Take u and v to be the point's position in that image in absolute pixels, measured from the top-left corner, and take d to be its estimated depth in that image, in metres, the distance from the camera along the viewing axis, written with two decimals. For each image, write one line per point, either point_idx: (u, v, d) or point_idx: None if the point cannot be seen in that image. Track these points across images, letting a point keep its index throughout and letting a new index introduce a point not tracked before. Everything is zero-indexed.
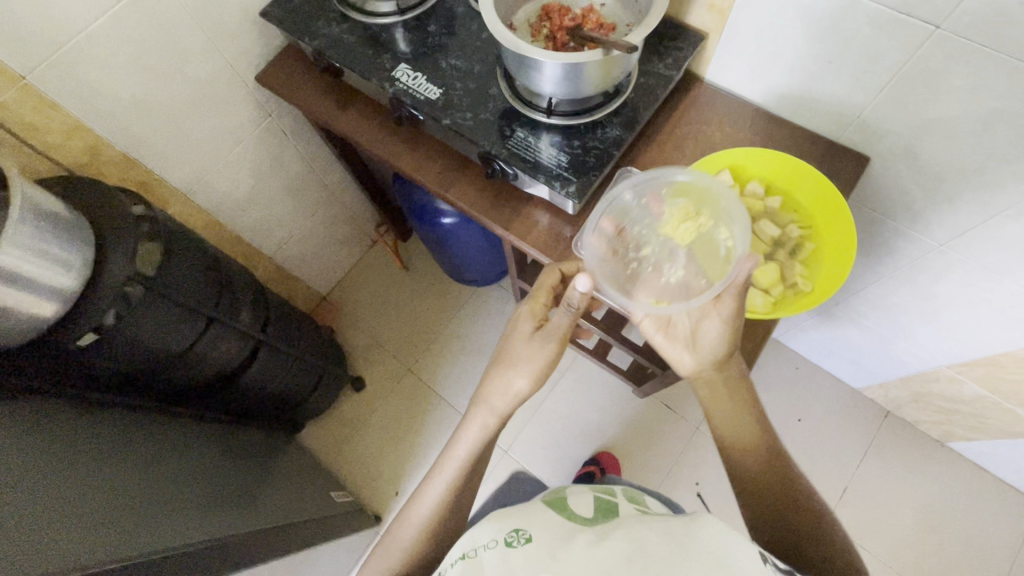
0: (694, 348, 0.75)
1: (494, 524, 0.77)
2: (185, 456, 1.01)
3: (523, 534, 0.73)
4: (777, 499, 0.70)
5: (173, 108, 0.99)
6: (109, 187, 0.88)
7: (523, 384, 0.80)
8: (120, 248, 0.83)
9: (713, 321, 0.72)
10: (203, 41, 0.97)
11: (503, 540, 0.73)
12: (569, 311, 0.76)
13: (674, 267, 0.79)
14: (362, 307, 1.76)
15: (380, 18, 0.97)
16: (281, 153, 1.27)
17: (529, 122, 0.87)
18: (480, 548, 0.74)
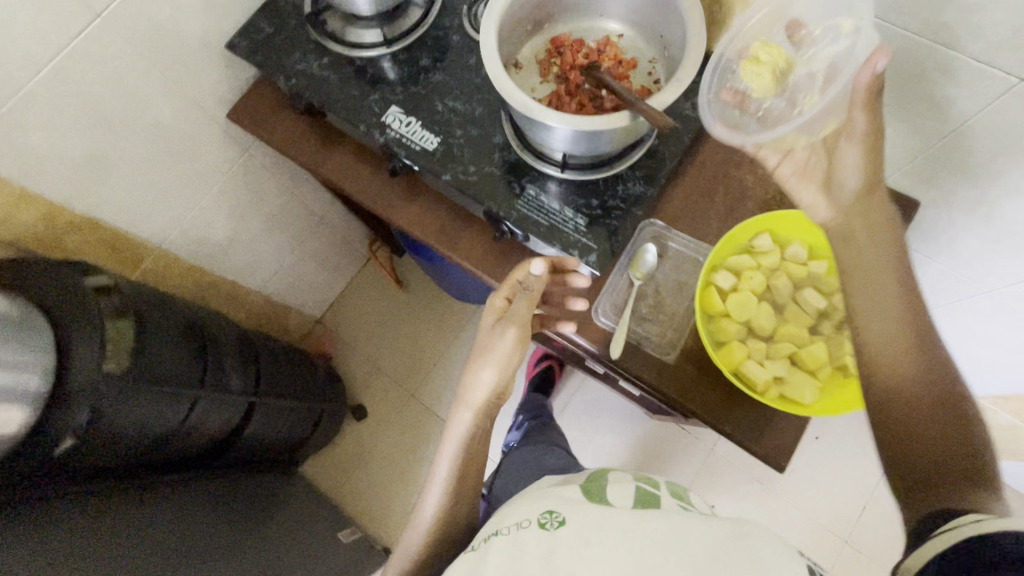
0: (832, 188, 0.62)
1: (529, 506, 0.71)
2: (189, 501, 0.96)
3: (559, 515, 0.66)
4: (922, 410, 0.54)
5: (134, 157, 0.88)
6: (60, 265, 0.78)
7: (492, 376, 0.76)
8: (86, 336, 0.74)
9: (850, 152, 0.60)
10: (161, 83, 0.85)
11: (537, 520, 0.66)
12: (526, 298, 0.73)
13: (813, 91, 0.64)
14: (359, 331, 1.68)
15: (365, 49, 0.85)
16: (261, 186, 1.16)
17: (540, 177, 0.77)
18: (511, 527, 0.67)
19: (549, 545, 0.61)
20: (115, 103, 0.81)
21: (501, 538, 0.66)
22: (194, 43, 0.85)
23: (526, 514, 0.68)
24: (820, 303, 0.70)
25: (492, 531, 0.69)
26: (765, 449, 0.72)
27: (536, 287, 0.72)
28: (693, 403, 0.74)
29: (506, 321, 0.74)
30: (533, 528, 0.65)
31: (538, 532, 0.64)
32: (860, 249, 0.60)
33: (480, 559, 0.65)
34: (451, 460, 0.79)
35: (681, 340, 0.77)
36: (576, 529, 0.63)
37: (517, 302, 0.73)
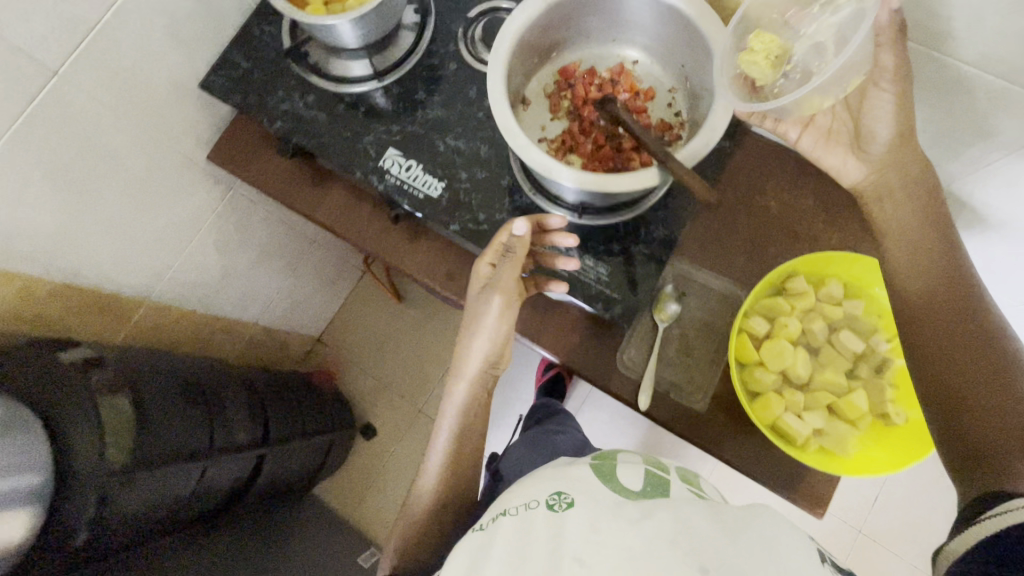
0: (860, 150, 0.60)
1: (535, 481, 0.60)
2: (214, 556, 0.92)
3: (569, 496, 0.55)
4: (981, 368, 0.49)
5: (113, 212, 0.81)
6: (39, 348, 0.72)
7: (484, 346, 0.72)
8: (82, 423, 0.69)
9: (885, 113, 0.56)
10: (133, 133, 0.77)
11: (544, 502, 0.55)
12: (509, 264, 0.67)
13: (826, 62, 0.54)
14: (362, 349, 1.64)
15: (353, 84, 0.77)
16: (251, 219, 1.09)
17: (556, 224, 0.72)
18: (516, 508, 0.57)
19: (558, 531, 0.51)
20: (84, 163, 0.73)
21: (505, 521, 0.56)
22: (164, 86, 0.77)
23: (532, 493, 0.58)
24: (859, 346, 0.67)
25: (498, 510, 0.59)
26: (806, 495, 0.70)
27: (520, 250, 0.66)
28: (728, 452, 0.71)
29: (490, 288, 0.69)
30: (540, 511, 0.54)
31: (546, 515, 0.53)
32: (892, 207, 0.59)
33: (482, 543, 0.55)
34: (448, 441, 0.76)
35: (712, 386, 0.73)
36: (592, 511, 0.52)
37: (500, 270, 0.67)
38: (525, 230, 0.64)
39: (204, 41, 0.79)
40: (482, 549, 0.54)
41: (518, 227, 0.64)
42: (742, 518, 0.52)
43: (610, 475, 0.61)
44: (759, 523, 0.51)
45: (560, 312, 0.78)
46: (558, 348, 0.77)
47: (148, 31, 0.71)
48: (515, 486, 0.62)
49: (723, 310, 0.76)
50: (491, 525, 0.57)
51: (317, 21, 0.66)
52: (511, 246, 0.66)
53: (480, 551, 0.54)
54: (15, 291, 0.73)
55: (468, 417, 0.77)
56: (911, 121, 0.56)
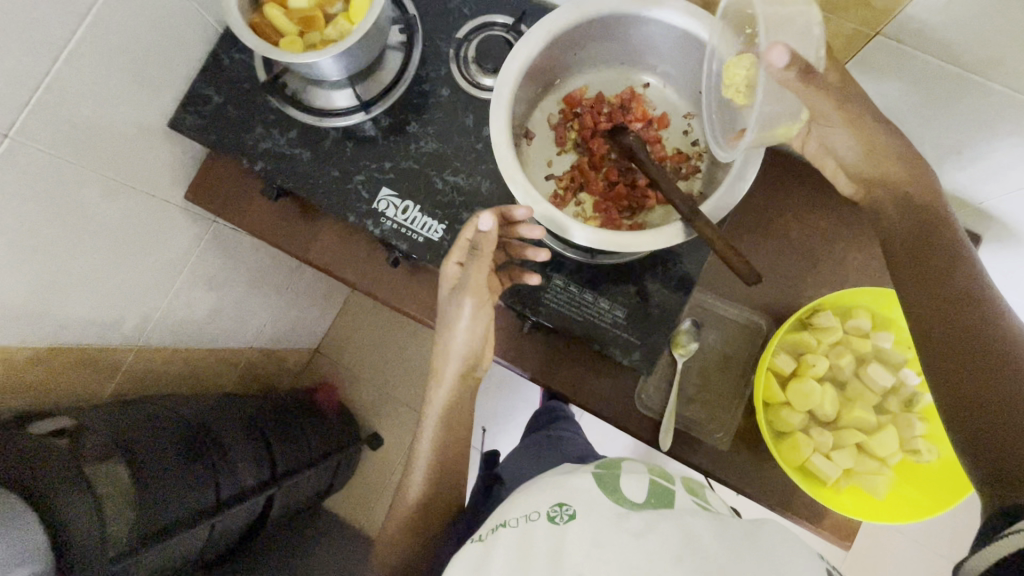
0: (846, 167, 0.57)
1: (539, 490, 0.58)
2: None
3: (570, 507, 0.53)
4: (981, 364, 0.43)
5: (90, 269, 0.74)
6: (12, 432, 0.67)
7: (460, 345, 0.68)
8: (70, 508, 0.65)
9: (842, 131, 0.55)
10: (102, 183, 0.70)
11: (545, 513, 0.53)
12: (477, 265, 0.63)
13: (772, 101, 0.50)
14: (361, 361, 1.56)
15: (336, 116, 0.70)
16: (236, 249, 1.03)
17: (568, 264, 0.68)
18: (517, 518, 0.55)
19: (557, 546, 0.49)
20: (54, 224, 0.66)
21: (505, 534, 0.54)
22: (130, 129, 0.71)
23: (534, 504, 0.55)
24: (889, 381, 0.64)
25: (498, 520, 0.57)
26: (833, 528, 0.68)
27: (487, 250, 0.62)
28: (755, 489, 0.70)
29: (460, 290, 0.65)
30: (540, 523, 0.52)
31: (547, 529, 0.51)
32: (890, 221, 0.54)
33: (482, 556, 0.53)
34: (431, 446, 0.72)
35: (735, 422, 0.70)
36: (595, 524, 0.50)
37: (469, 271, 0.63)
38: (491, 232, 0.60)
39: (170, 75, 0.72)
40: (483, 560, 0.52)
41: (483, 224, 0.60)
42: (741, 530, 0.50)
43: (611, 484, 0.57)
44: (758, 533, 0.49)
45: (575, 350, 0.73)
46: (575, 388, 0.72)
47: (106, 74, 0.64)
48: (519, 493, 0.61)
49: (745, 340, 0.73)
50: (491, 536, 0.55)
51: (294, 59, 0.60)
52: (477, 246, 0.62)
53: (480, 562, 0.52)
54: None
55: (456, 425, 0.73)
56: (884, 133, 0.53)
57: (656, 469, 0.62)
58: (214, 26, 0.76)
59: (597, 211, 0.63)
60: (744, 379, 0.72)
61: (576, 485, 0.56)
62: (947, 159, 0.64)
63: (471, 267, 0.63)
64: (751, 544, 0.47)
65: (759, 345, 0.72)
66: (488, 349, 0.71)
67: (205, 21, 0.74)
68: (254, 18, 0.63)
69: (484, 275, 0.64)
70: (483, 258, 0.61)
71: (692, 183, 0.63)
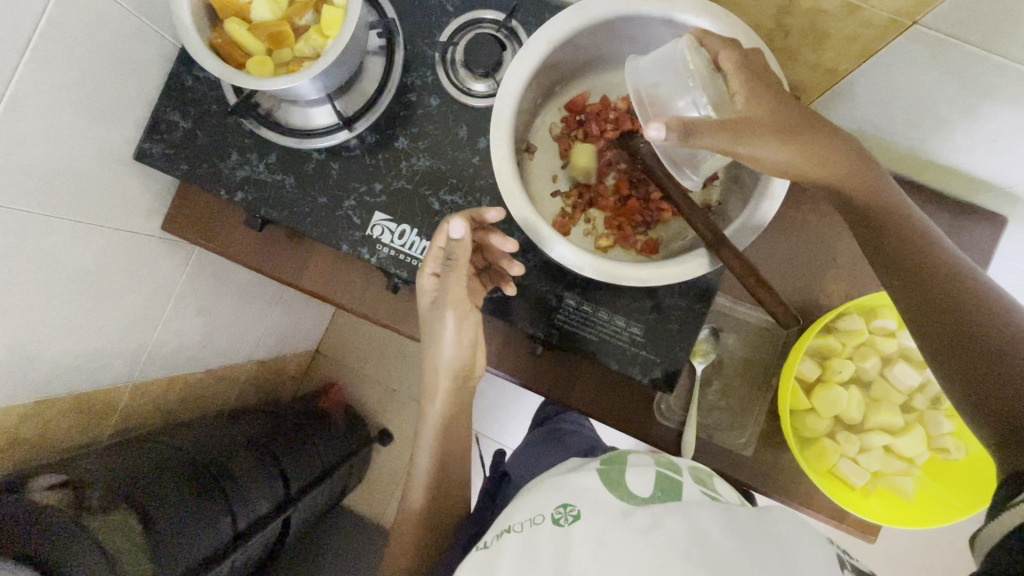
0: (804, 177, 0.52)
1: (542, 490, 0.48)
2: None
3: (576, 507, 0.43)
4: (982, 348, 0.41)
5: (72, 316, 0.68)
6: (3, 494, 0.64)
7: (449, 356, 0.64)
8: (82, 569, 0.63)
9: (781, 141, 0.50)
10: (70, 228, 0.63)
11: (549, 517, 0.43)
12: (455, 275, 0.59)
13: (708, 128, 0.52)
14: (363, 357, 1.43)
15: (317, 136, 0.64)
16: (225, 272, 0.97)
17: (580, 282, 0.64)
18: (521, 523, 0.44)
19: (564, 550, 0.39)
20: (24, 280, 0.60)
21: (508, 542, 0.43)
22: (93, 165, 0.64)
23: (536, 507, 0.45)
24: (915, 381, 0.63)
25: (502, 526, 0.46)
26: (857, 523, 0.68)
27: (462, 258, 0.57)
28: (787, 495, 0.68)
29: (439, 303, 0.61)
30: (544, 529, 0.42)
31: (553, 533, 0.41)
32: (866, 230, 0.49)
33: (483, 569, 0.42)
34: (432, 458, 0.68)
35: (759, 426, 0.68)
36: (604, 523, 0.40)
37: (447, 283, 0.59)
38: (466, 239, 0.56)
39: (129, 103, 0.66)
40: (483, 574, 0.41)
41: (454, 231, 0.55)
42: (754, 517, 0.42)
43: (616, 480, 0.46)
44: (780, 526, 0.41)
45: (591, 365, 0.70)
46: (593, 405, 0.70)
47: (59, 107, 0.57)
48: (517, 498, 0.50)
49: (765, 342, 0.70)
50: (494, 545, 0.44)
51: (266, 86, 0.54)
52: (451, 255, 0.57)
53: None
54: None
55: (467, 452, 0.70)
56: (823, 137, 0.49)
57: (662, 459, 0.51)
58: (172, 42, 0.69)
59: (609, 228, 0.61)
60: (764, 383, 0.70)
61: (578, 482, 0.46)
62: (971, 145, 0.61)
63: (448, 278, 0.59)
64: (772, 539, 0.39)
65: (780, 348, 0.70)
66: (478, 357, 0.67)
67: (161, 38, 0.67)
68: (214, 37, 0.57)
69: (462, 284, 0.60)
70: (462, 266, 0.57)
71: (709, 191, 0.62)
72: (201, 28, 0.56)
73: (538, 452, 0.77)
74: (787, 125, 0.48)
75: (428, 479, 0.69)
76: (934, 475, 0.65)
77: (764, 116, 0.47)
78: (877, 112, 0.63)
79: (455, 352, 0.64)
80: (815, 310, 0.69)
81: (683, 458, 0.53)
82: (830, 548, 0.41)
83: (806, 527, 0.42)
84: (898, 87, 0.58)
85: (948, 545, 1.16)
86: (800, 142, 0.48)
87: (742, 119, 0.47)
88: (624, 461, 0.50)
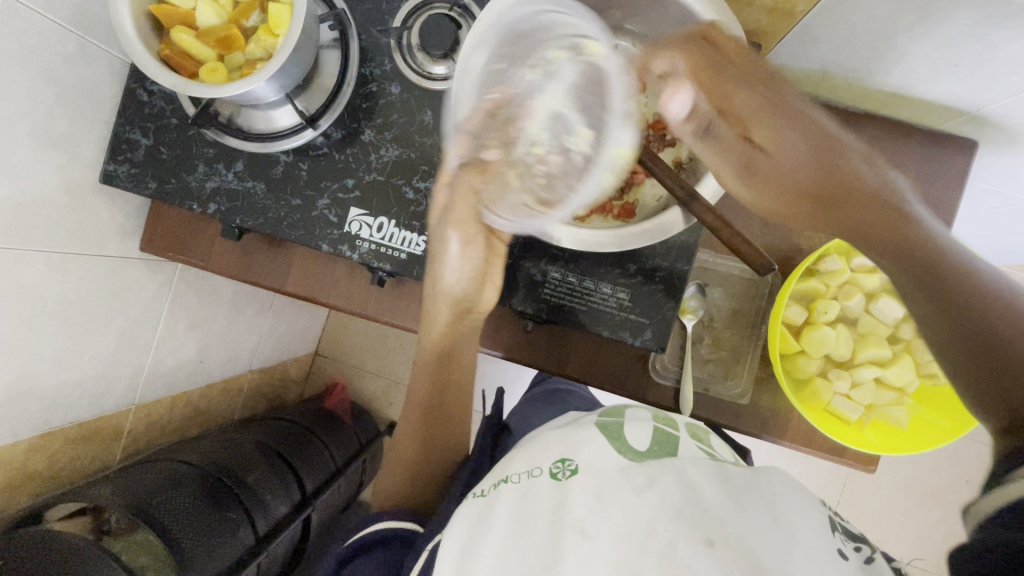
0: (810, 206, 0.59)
1: (544, 442, 0.49)
2: None
3: (575, 461, 0.44)
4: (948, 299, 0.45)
5: (60, 347, 0.67)
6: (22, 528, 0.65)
7: (454, 286, 0.64)
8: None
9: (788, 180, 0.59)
10: (46, 260, 0.63)
11: (548, 470, 0.44)
12: (463, 188, 0.60)
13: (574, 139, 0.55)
14: (362, 353, 1.43)
15: (282, 138, 0.63)
16: (213, 286, 0.96)
17: (564, 254, 0.64)
18: (519, 475, 0.45)
19: (560, 502, 0.40)
20: (5, 319, 0.59)
21: (507, 491, 0.44)
22: (60, 194, 0.63)
23: (536, 459, 0.46)
24: (899, 313, 0.64)
25: (500, 476, 0.48)
26: (857, 456, 0.70)
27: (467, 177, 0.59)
28: (787, 436, 0.70)
29: (445, 221, 0.61)
30: (542, 482, 0.43)
31: (550, 486, 0.42)
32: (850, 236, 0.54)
33: (481, 515, 0.44)
34: (431, 383, 0.69)
35: (753, 374, 0.69)
36: (600, 479, 0.42)
37: (454, 196, 0.60)
38: (488, 161, 0.58)
39: (87, 126, 0.65)
40: (483, 520, 0.43)
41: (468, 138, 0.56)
42: (748, 478, 0.43)
43: (615, 432, 0.48)
44: (772, 489, 0.42)
45: (583, 336, 0.71)
46: (589, 373, 0.71)
47: (15, 139, 0.56)
48: (515, 451, 0.52)
49: (751, 293, 0.71)
50: (492, 494, 0.46)
51: (222, 93, 0.53)
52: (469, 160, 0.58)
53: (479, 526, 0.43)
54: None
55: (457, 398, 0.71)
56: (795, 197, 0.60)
57: (661, 416, 0.53)
58: (122, 59, 0.67)
59: None
60: (755, 333, 0.71)
61: (574, 437, 0.48)
62: (938, 74, 0.61)
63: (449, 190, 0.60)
64: (765, 499, 0.40)
65: (767, 297, 0.71)
66: (484, 290, 0.65)
67: (109, 56, 0.65)
68: (161, 47, 0.56)
69: (469, 203, 0.60)
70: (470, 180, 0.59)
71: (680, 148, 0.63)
72: (148, 40, 0.55)
73: (536, 409, 0.78)
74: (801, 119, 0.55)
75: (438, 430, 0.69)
76: (925, 400, 0.67)
77: (725, 106, 0.55)
78: (840, 51, 0.62)
79: (458, 281, 0.63)
80: (799, 255, 0.69)
81: (681, 415, 0.55)
82: (823, 511, 0.42)
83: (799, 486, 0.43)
84: (860, 23, 0.57)
85: (951, 465, 1.21)
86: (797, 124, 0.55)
87: (747, 107, 0.55)
88: (623, 416, 0.51)
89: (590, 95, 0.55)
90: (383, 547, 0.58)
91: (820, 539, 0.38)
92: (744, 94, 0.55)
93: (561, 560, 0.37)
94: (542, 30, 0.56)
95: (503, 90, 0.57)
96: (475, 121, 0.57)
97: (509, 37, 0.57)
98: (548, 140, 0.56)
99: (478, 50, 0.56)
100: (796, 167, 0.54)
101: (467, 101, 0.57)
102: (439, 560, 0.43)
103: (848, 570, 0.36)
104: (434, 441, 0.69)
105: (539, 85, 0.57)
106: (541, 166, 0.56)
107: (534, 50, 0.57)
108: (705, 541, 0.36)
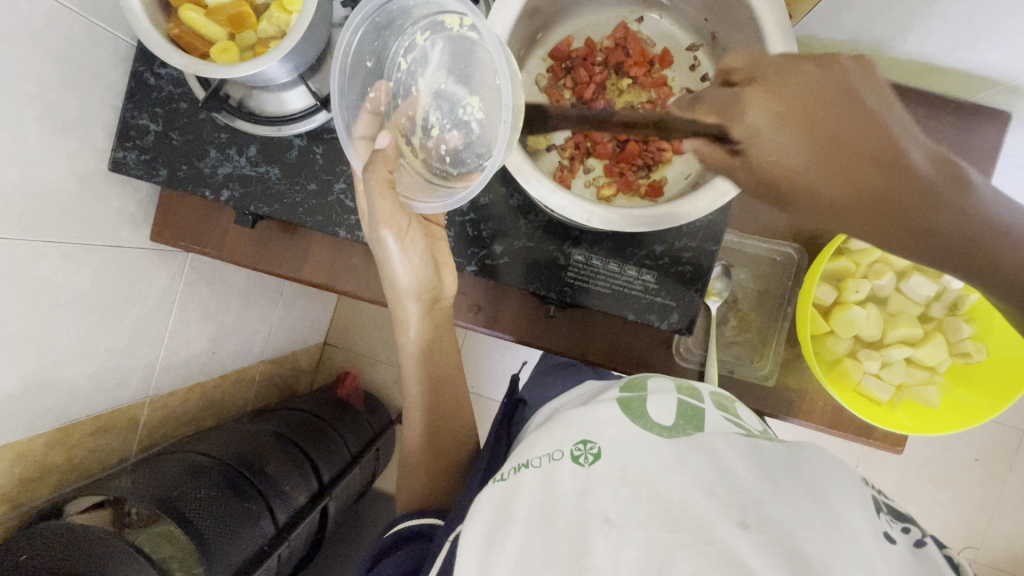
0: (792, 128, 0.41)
1: (562, 423, 0.45)
2: None
3: (596, 444, 0.41)
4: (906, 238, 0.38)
5: (76, 341, 0.66)
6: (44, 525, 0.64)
7: (407, 279, 0.61)
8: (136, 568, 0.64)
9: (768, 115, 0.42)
10: (60, 251, 0.61)
11: (568, 453, 0.41)
12: (378, 186, 0.54)
13: (466, 114, 0.57)
14: (373, 341, 1.42)
15: (296, 121, 0.62)
16: (225, 274, 0.95)
17: (585, 235, 0.63)
18: (540, 458, 0.42)
19: (585, 488, 0.38)
20: (19, 311, 0.58)
21: (527, 478, 0.41)
22: (70, 183, 0.61)
23: (555, 441, 0.43)
24: (932, 291, 0.64)
25: (520, 458, 0.44)
26: (885, 437, 0.70)
27: (383, 169, 0.54)
28: (813, 417, 0.69)
29: (372, 221, 0.56)
30: (564, 466, 0.40)
31: (572, 470, 0.40)
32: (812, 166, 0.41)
33: (502, 504, 0.40)
34: (423, 386, 0.67)
35: (779, 356, 0.68)
36: (628, 459, 0.39)
37: (371, 196, 0.54)
38: (387, 151, 0.54)
39: (95, 112, 0.63)
40: (505, 507, 0.40)
41: (380, 143, 0.55)
42: (784, 456, 0.39)
43: (637, 408, 0.46)
44: (812, 469, 0.38)
45: (606, 317, 0.69)
46: (613, 356, 0.69)
47: (23, 127, 0.54)
48: (532, 433, 0.49)
49: (776, 273, 0.70)
50: (512, 478, 0.42)
51: (236, 73, 0.51)
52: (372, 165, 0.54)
53: (504, 507, 0.40)
54: (8, 457, 0.61)
55: (451, 389, 0.69)
56: (808, 117, 0.41)
57: (684, 386, 0.51)
58: (126, 41, 0.65)
59: (611, 176, 0.62)
60: (781, 313, 0.70)
61: (598, 413, 0.45)
62: (974, 41, 0.59)
63: (365, 191, 0.54)
64: (803, 480, 0.37)
65: (793, 278, 0.70)
66: (442, 275, 0.63)
67: (116, 39, 0.63)
68: (170, 26, 0.53)
69: (390, 198, 0.55)
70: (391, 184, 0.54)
71: None
72: (157, 20, 0.53)
73: (555, 377, 0.73)
74: (866, 128, 0.39)
75: (448, 417, 0.68)
76: (960, 380, 0.66)
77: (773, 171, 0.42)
78: (876, 19, 0.60)
79: (413, 275, 0.61)
80: (828, 235, 0.69)
81: (706, 383, 0.53)
82: (867, 491, 0.38)
83: (840, 464, 0.40)
84: None
85: (966, 444, 1.20)
86: (896, 139, 0.39)
87: (802, 122, 0.41)
88: (645, 389, 0.49)
89: (463, 65, 0.56)
90: (404, 546, 0.56)
91: (864, 522, 0.35)
92: (802, 137, 0.41)
93: (588, 549, 0.34)
94: (396, 20, 0.57)
95: (380, 86, 0.58)
96: (365, 125, 0.57)
97: (398, 16, 0.57)
98: (445, 117, 0.57)
99: (353, 49, 0.55)
100: (870, 212, 0.38)
101: (351, 111, 0.57)
102: (458, 555, 0.40)
103: (895, 557, 0.34)
104: (444, 440, 0.67)
105: (412, 72, 0.58)
106: (444, 146, 0.58)
107: (417, 27, 0.57)
108: (739, 524, 0.35)
